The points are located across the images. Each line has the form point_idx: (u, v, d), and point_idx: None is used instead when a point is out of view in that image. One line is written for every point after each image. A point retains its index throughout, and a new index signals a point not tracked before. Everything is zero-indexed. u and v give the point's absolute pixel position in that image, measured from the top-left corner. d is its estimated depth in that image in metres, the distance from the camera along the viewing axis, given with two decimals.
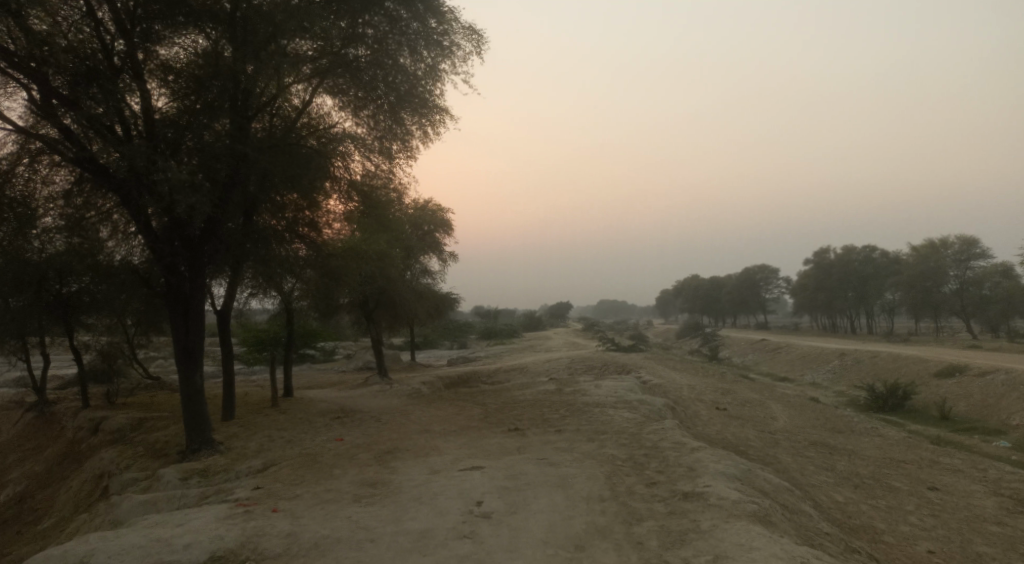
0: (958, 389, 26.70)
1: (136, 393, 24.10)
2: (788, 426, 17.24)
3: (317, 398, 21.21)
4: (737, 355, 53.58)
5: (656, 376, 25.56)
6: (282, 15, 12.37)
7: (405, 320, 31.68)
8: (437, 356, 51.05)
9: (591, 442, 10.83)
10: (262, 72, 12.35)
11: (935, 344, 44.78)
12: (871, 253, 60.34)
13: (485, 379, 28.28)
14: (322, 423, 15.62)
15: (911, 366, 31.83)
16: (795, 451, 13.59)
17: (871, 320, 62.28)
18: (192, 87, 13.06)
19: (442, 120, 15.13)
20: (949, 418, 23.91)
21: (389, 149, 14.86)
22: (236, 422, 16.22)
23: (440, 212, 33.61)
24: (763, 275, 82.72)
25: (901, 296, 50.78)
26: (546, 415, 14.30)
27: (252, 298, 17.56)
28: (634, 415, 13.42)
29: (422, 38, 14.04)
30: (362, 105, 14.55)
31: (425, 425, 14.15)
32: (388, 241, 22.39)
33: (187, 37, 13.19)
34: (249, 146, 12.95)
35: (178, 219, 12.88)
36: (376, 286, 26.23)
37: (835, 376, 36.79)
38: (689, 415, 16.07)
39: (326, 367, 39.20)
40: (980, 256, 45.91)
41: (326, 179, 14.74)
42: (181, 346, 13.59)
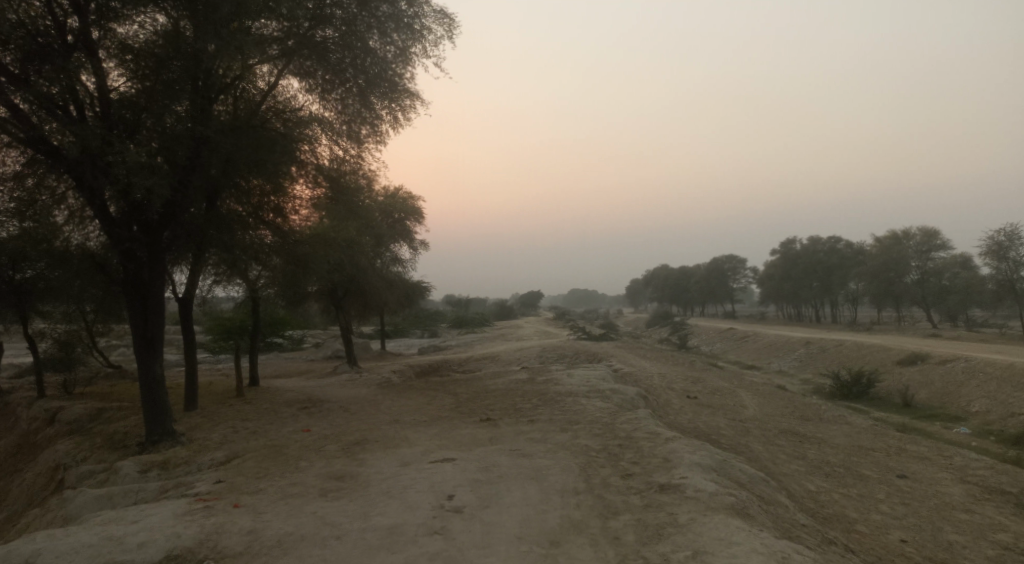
0: (920, 376, 27.33)
1: (95, 382, 23.32)
2: (758, 414, 17.38)
3: (285, 388, 20.75)
4: (705, 343, 54.22)
5: (627, 364, 25.64)
6: None
7: (376, 309, 31.26)
8: (408, 344, 50.76)
9: (564, 432, 10.68)
10: (224, 51, 11.83)
11: (897, 333, 45.87)
12: (836, 244, 61.60)
13: (457, 367, 28.07)
14: (289, 413, 15.24)
15: (874, 354, 32.50)
16: (766, 440, 13.64)
17: (835, 309, 63.55)
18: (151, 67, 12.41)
19: (413, 105, 14.76)
20: (911, 405, 24.45)
21: (356, 131, 14.57)
22: (199, 412, 15.74)
23: (412, 199, 33.15)
24: (731, 265, 83.95)
25: (864, 286, 51.90)
26: (518, 404, 14.13)
27: (216, 286, 17.02)
28: (607, 404, 13.31)
29: (393, 21, 13.61)
30: (329, 88, 14.08)
31: (396, 415, 13.88)
32: (358, 228, 21.96)
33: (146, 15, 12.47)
34: (211, 130, 12.40)
35: (136, 203, 12.33)
36: (346, 274, 25.78)
37: (801, 363, 37.44)
38: (662, 404, 16.04)
39: (294, 356, 38.55)
40: (940, 247, 47.15)
41: (294, 165, 14.14)
42: (139, 335, 13.08)
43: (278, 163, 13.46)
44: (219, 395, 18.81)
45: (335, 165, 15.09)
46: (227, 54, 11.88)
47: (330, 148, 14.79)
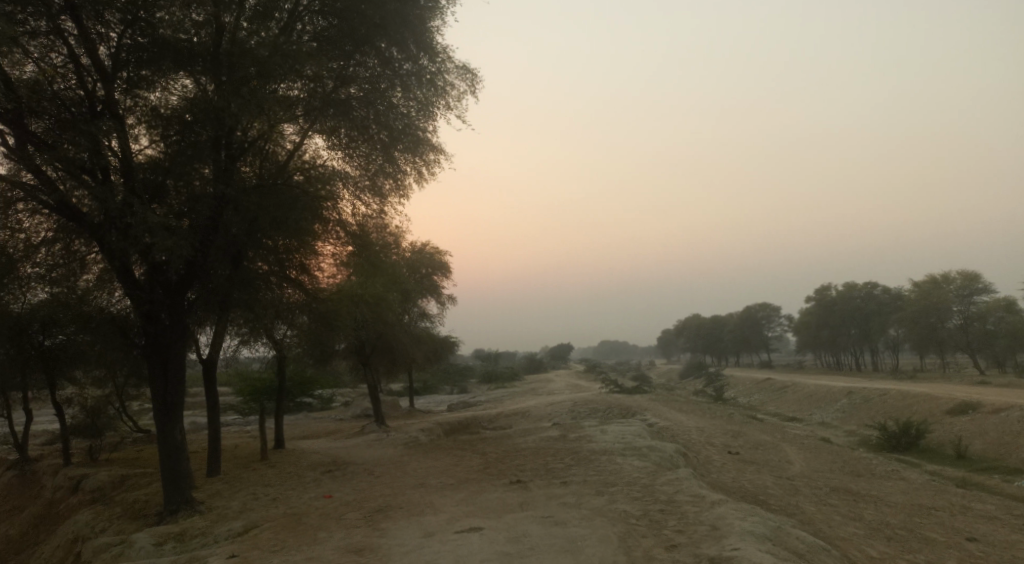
0: (973, 426, 25.71)
1: (122, 448, 23.14)
2: (805, 470, 16.33)
3: (310, 449, 20.28)
4: (742, 395, 52.35)
5: (662, 418, 24.66)
6: (266, 51, 12.08)
7: (404, 365, 30.86)
8: (436, 401, 50.01)
9: (600, 496, 9.97)
10: (245, 110, 11.84)
11: (943, 381, 43.72)
12: (873, 289, 59.73)
13: (486, 425, 27.29)
14: (311, 477, 14.75)
15: (922, 404, 30.81)
16: (817, 500, 12.67)
17: (874, 356, 61.19)
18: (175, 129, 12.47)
19: (437, 160, 14.66)
20: (966, 458, 22.92)
21: (379, 185, 14.41)
22: (221, 478, 15.37)
23: (438, 254, 33.19)
24: (764, 313, 82.08)
25: (904, 332, 49.97)
26: (550, 464, 13.43)
27: (242, 346, 16.83)
28: (644, 463, 12.56)
29: (415, 78, 13.73)
30: (353, 143, 13.91)
31: (421, 478, 13.29)
32: (383, 284, 21.76)
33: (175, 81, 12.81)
34: (232, 188, 12.50)
35: (156, 264, 12.34)
36: (373, 330, 25.57)
37: (844, 415, 35.74)
38: (702, 462, 15.14)
39: (323, 415, 38.15)
40: (982, 289, 45.29)
41: (318, 222, 13.91)
42: (160, 401, 12.81)
43: (299, 219, 13.25)
44: (243, 459, 18.43)
45: (358, 223, 15.04)
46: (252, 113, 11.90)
47: (349, 203, 14.58)
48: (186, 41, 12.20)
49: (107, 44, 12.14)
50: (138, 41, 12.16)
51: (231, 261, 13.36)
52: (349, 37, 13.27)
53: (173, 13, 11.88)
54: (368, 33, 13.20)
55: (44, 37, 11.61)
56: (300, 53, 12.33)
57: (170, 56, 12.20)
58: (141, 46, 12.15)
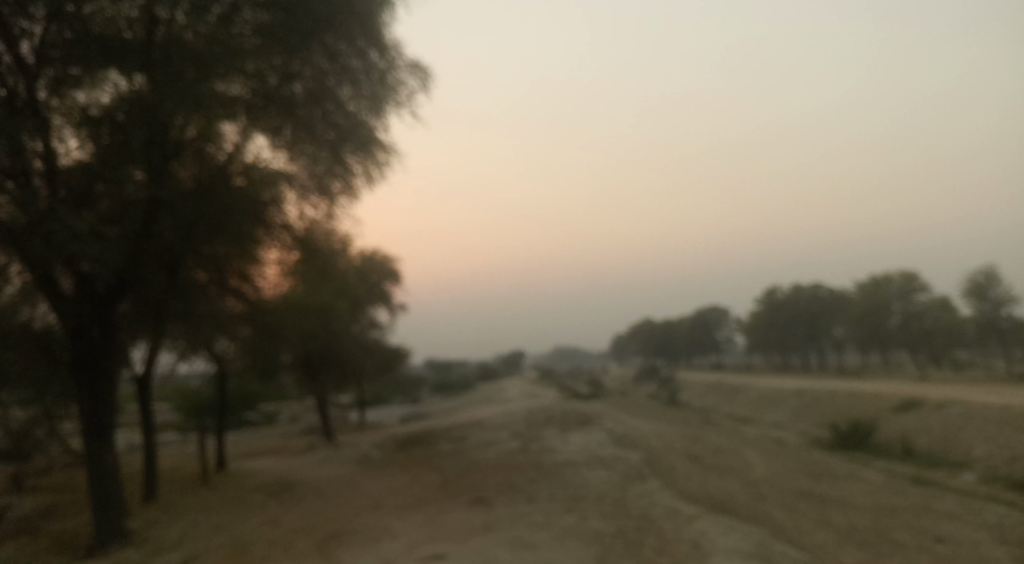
0: (918, 423, 26.29)
1: (50, 473, 21.46)
2: (767, 474, 16.24)
3: (256, 469, 19.21)
4: (694, 397, 52.89)
5: (620, 424, 24.43)
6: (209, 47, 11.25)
7: (355, 377, 29.87)
8: (390, 412, 48.90)
9: (570, 513, 9.49)
10: (180, 106, 10.87)
11: (886, 379, 44.98)
12: (816, 291, 61.33)
13: (442, 436, 26.54)
14: (258, 501, 13.83)
15: (870, 402, 31.45)
16: (785, 505, 12.51)
17: (820, 356, 62.83)
18: (107, 131, 11.36)
19: (387, 162, 13.94)
20: (915, 454, 23.37)
21: (327, 186, 13.69)
22: (159, 504, 14.26)
23: (388, 261, 32.36)
24: (714, 316, 83.64)
25: (847, 332, 51.36)
26: (513, 479, 12.90)
27: (181, 362, 15.89)
28: (611, 474, 12.17)
29: (364, 74, 13.05)
30: (299, 143, 13.09)
31: (377, 498, 12.57)
32: (332, 293, 20.89)
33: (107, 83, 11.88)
34: (167, 192, 11.55)
35: (83, 274, 11.30)
36: (322, 341, 24.64)
37: (794, 415, 36.28)
38: (666, 469, 14.87)
39: (270, 431, 36.62)
40: (920, 289, 46.80)
41: (262, 229, 13.38)
42: (88, 423, 11.73)
43: (240, 224, 12.52)
44: (184, 482, 17.27)
45: (304, 228, 14.27)
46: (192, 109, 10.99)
47: (296, 207, 13.80)
48: (118, 36, 11.26)
49: (30, 39, 11.00)
50: (65, 36, 11.10)
51: (166, 267, 12.48)
52: (292, 31, 11.98)
53: (107, 9, 11.21)
54: (311, 25, 12.06)
55: None
56: (243, 50, 11.52)
57: (97, 50, 11.18)
58: (70, 41, 11.09)
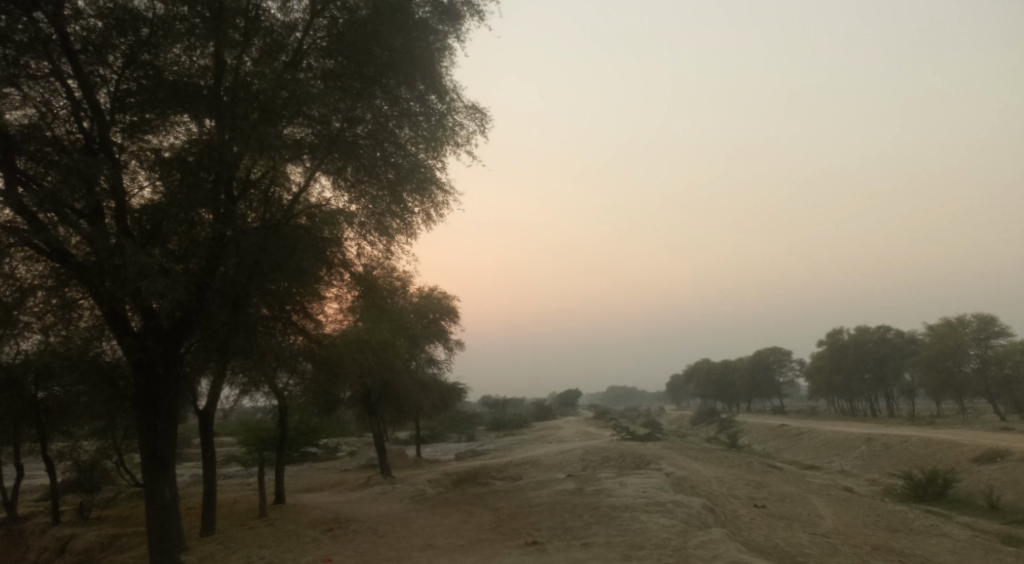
0: (1003, 475, 24.33)
1: (116, 503, 22.09)
2: (839, 526, 15.23)
3: (312, 504, 19.28)
4: (756, 441, 50.83)
5: (679, 468, 23.55)
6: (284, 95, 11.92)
7: (411, 414, 29.94)
8: (444, 450, 48.68)
9: (628, 562, 9.05)
10: (245, 146, 11.28)
11: (964, 427, 42.07)
12: (886, 332, 58.32)
13: (495, 475, 26.14)
14: (311, 537, 13.83)
15: (947, 452, 29.37)
16: (860, 561, 11.67)
17: (890, 401, 59.39)
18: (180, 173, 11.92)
19: (446, 201, 14.03)
20: (1000, 509, 21.57)
21: (386, 224, 13.62)
22: (215, 539, 14.40)
23: (446, 299, 32.64)
24: (776, 358, 80.65)
25: (920, 376, 48.50)
26: (568, 522, 12.48)
27: (242, 396, 16.22)
28: (671, 521, 11.65)
29: (425, 117, 13.27)
30: (360, 184, 13.31)
31: (429, 538, 12.37)
32: (390, 331, 21.14)
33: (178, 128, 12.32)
34: (233, 228, 11.95)
35: (149, 309, 11.69)
36: (380, 377, 24.90)
37: (865, 463, 34.20)
38: (729, 518, 14.16)
39: (327, 466, 36.93)
40: (999, 332, 44.01)
41: (323, 267, 13.53)
42: (149, 456, 12.03)
43: (301, 260, 12.82)
44: (241, 516, 17.46)
45: (365, 269, 14.36)
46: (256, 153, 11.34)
47: (356, 245, 13.89)
48: (190, 82, 12.04)
49: (108, 86, 11.88)
50: (142, 83, 11.89)
51: (231, 304, 12.65)
52: (358, 76, 13.02)
53: (181, 60, 12.06)
54: (377, 71, 12.96)
55: (44, 79, 11.31)
56: (307, 95, 11.99)
57: (169, 93, 11.88)
58: (145, 87, 11.89)
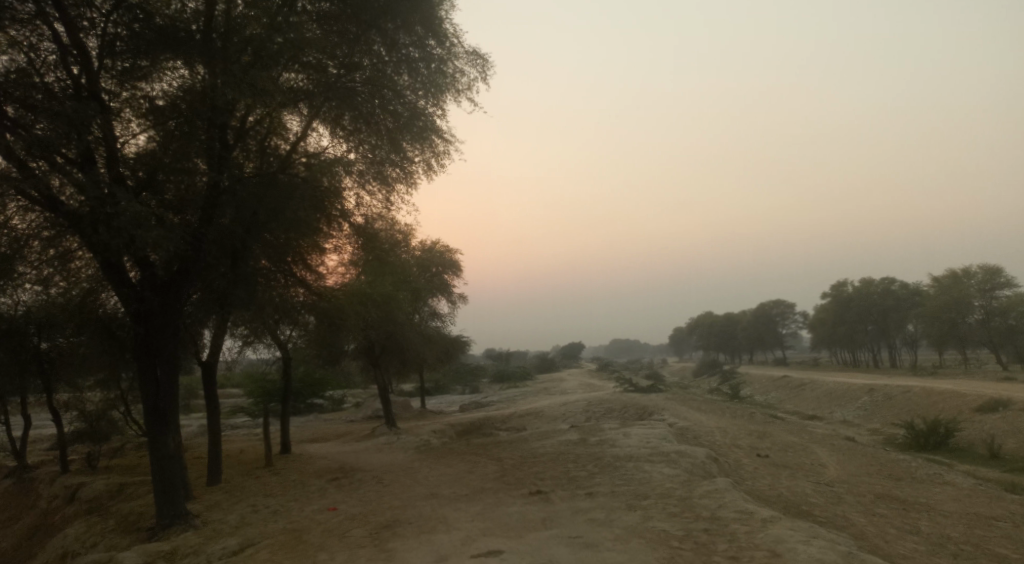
0: (1004, 425, 24.36)
1: (125, 454, 22.31)
2: (842, 475, 15.26)
3: (318, 454, 19.43)
4: (759, 392, 51.11)
5: (682, 418, 23.64)
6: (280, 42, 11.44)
7: (415, 366, 30.03)
8: (449, 402, 49.15)
9: (632, 511, 8.99)
10: (237, 90, 10.87)
11: (966, 377, 42.17)
12: (890, 284, 58.08)
13: (499, 426, 26.33)
14: (316, 487, 13.90)
15: (949, 402, 29.41)
16: (864, 509, 11.65)
17: (892, 352, 59.51)
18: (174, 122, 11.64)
19: (447, 150, 13.61)
20: (1000, 457, 21.62)
21: (386, 174, 13.25)
22: (221, 488, 14.50)
23: (449, 252, 32.39)
24: (779, 310, 80.66)
25: (924, 328, 48.43)
26: (572, 472, 12.48)
27: (245, 349, 16.10)
28: (676, 471, 11.61)
29: (424, 63, 12.77)
30: (359, 133, 12.91)
31: (433, 487, 12.39)
32: (394, 284, 20.95)
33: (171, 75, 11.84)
34: (228, 177, 11.62)
35: (145, 260, 11.51)
36: (384, 330, 24.84)
37: (866, 413, 34.38)
38: (733, 467, 14.17)
39: (333, 417, 37.33)
40: (1005, 283, 43.63)
41: (322, 219, 13.24)
42: (151, 408, 11.96)
43: (298, 210, 12.40)
44: (247, 466, 17.59)
45: (365, 222, 14.13)
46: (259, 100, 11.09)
47: (356, 196, 13.55)
48: (183, 28, 11.48)
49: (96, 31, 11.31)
50: (131, 28, 11.33)
51: (230, 256, 12.55)
52: (354, 20, 12.32)
53: (171, 4, 11.53)
54: (371, 14, 12.20)
55: (28, 22, 10.73)
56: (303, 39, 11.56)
57: (158, 37, 11.35)
58: (135, 33, 11.34)
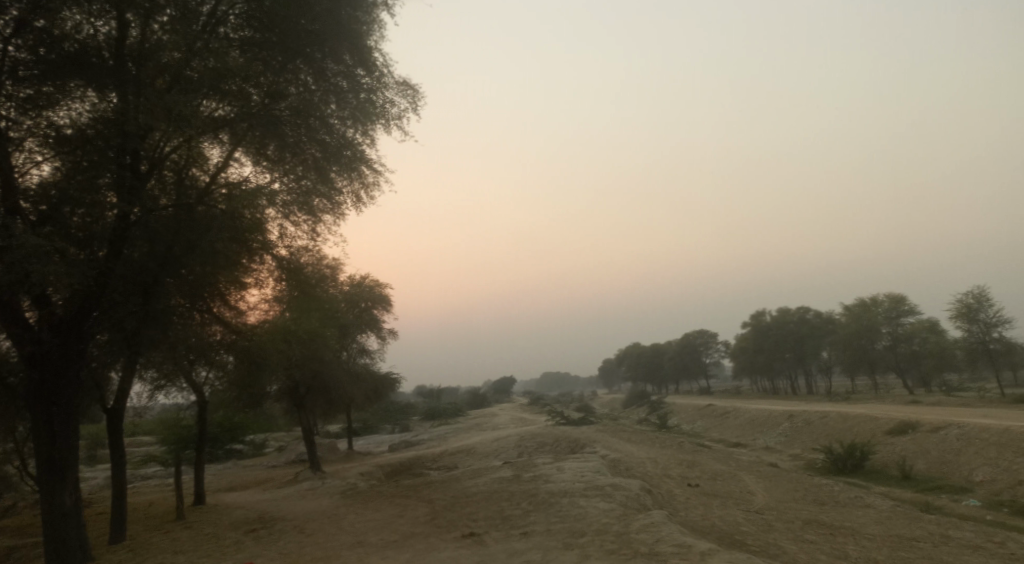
0: (915, 446, 25.55)
1: (16, 513, 20.28)
2: (770, 502, 15.50)
3: (235, 504, 18.23)
4: (685, 421, 52.08)
5: (614, 450, 23.64)
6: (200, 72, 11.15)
7: (342, 405, 28.95)
8: (378, 442, 47.50)
9: (570, 550, 8.73)
10: (150, 116, 10.33)
11: (877, 401, 44.30)
12: (805, 314, 60.96)
13: (430, 465, 25.58)
14: (233, 540, 12.95)
15: (864, 426, 30.71)
16: (794, 536, 11.81)
17: (809, 379, 62.05)
18: (82, 153, 10.81)
19: (377, 182, 13.30)
20: (912, 478, 22.58)
21: (313, 205, 12.63)
22: (126, 546, 13.30)
23: (377, 287, 31.71)
24: (703, 340, 83.01)
25: (836, 354, 50.82)
26: (506, 511, 12.12)
27: (156, 393, 14.98)
28: (611, 505, 11.46)
29: (353, 94, 12.48)
30: (281, 163, 12.31)
31: (360, 534, 11.77)
32: (320, 320, 20.21)
33: (82, 102, 10.96)
34: (139, 208, 11.08)
35: (42, 296, 10.60)
36: (309, 368, 23.85)
37: (788, 439, 35.46)
38: (666, 498, 14.18)
39: (253, 462, 35.41)
40: (908, 311, 46.38)
41: (245, 253, 12.60)
42: (44, 459, 10.99)
43: (214, 241, 11.77)
44: (157, 519, 16.28)
45: (292, 255, 13.51)
46: (172, 131, 10.60)
47: (281, 226, 12.97)
48: (94, 54, 10.94)
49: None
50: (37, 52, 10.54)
51: (140, 292, 11.43)
52: (278, 47, 11.96)
53: (82, 27, 10.77)
54: (297, 39, 11.96)
55: None
56: (225, 68, 11.18)
57: (66, 62, 10.71)
58: (40, 58, 10.59)
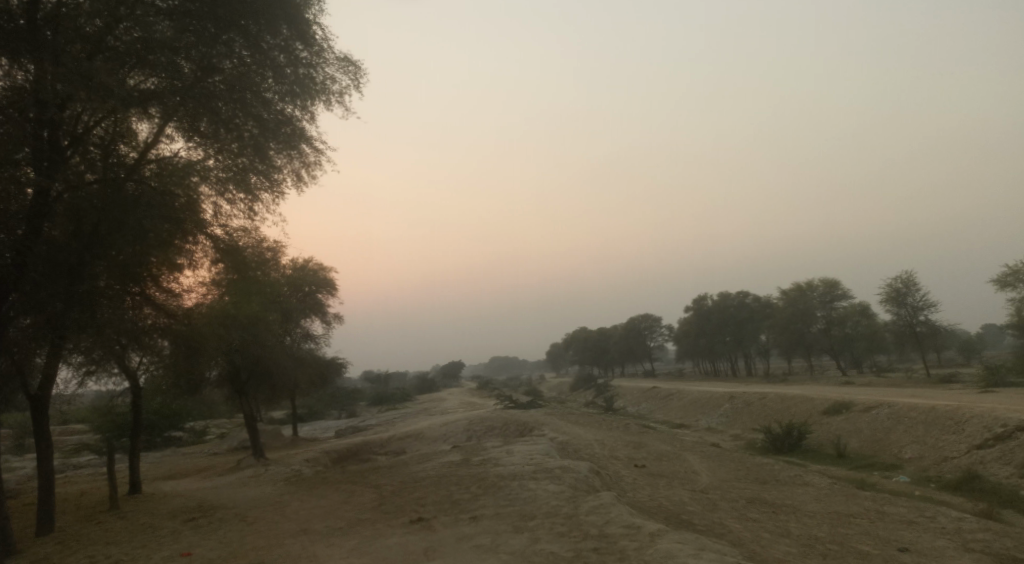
0: (848, 425, 26.59)
1: None
2: (714, 481, 15.84)
3: (173, 493, 17.52)
4: (631, 404, 52.99)
5: (562, 433, 23.78)
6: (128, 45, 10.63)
7: (286, 391, 28.21)
8: (324, 427, 46.64)
9: (520, 534, 8.66)
10: (70, 84, 9.65)
11: (812, 383, 45.98)
12: (744, 298, 62.73)
13: (377, 451, 25.20)
14: (170, 530, 12.41)
15: (800, 406, 31.81)
16: (738, 514, 12.08)
17: (749, 361, 63.97)
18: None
19: (319, 161, 12.85)
20: (846, 456, 23.51)
21: (248, 181, 12.16)
22: (52, 538, 12.59)
23: (322, 270, 30.93)
24: (648, 324, 84.43)
25: (774, 337, 52.48)
26: (455, 495, 11.99)
27: (86, 380, 14.18)
28: (560, 487, 11.47)
29: (290, 69, 11.92)
30: (215, 136, 11.60)
31: (305, 522, 11.43)
32: (262, 304, 19.53)
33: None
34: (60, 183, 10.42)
35: None
36: (250, 353, 23.09)
37: (728, 419, 36.46)
38: (614, 480, 14.31)
39: (192, 450, 34.22)
40: (841, 296, 48.21)
41: (178, 235, 11.93)
42: None
43: (144, 219, 10.86)
44: (87, 510, 15.48)
45: (228, 236, 13.00)
46: (94, 100, 9.92)
47: (215, 204, 12.45)
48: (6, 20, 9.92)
49: None
50: None
51: (65, 273, 10.82)
52: (210, 17, 11.10)
53: None
54: (231, 10, 11.19)
55: None
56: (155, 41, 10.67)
57: None
58: None
